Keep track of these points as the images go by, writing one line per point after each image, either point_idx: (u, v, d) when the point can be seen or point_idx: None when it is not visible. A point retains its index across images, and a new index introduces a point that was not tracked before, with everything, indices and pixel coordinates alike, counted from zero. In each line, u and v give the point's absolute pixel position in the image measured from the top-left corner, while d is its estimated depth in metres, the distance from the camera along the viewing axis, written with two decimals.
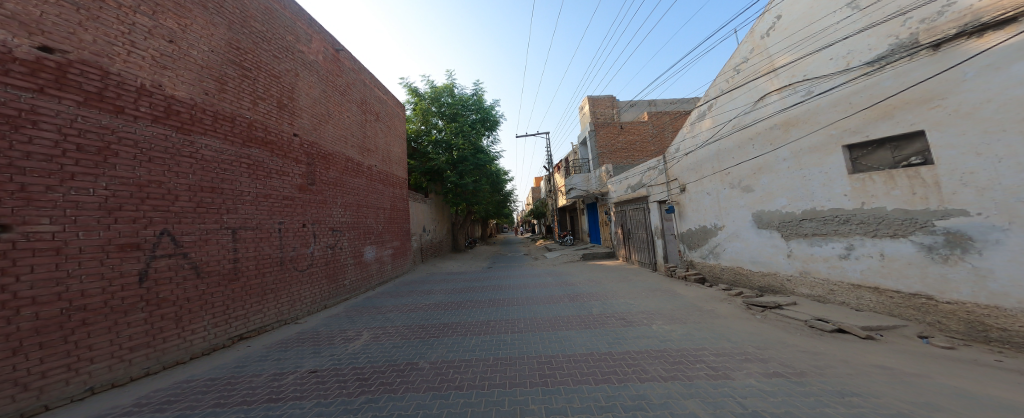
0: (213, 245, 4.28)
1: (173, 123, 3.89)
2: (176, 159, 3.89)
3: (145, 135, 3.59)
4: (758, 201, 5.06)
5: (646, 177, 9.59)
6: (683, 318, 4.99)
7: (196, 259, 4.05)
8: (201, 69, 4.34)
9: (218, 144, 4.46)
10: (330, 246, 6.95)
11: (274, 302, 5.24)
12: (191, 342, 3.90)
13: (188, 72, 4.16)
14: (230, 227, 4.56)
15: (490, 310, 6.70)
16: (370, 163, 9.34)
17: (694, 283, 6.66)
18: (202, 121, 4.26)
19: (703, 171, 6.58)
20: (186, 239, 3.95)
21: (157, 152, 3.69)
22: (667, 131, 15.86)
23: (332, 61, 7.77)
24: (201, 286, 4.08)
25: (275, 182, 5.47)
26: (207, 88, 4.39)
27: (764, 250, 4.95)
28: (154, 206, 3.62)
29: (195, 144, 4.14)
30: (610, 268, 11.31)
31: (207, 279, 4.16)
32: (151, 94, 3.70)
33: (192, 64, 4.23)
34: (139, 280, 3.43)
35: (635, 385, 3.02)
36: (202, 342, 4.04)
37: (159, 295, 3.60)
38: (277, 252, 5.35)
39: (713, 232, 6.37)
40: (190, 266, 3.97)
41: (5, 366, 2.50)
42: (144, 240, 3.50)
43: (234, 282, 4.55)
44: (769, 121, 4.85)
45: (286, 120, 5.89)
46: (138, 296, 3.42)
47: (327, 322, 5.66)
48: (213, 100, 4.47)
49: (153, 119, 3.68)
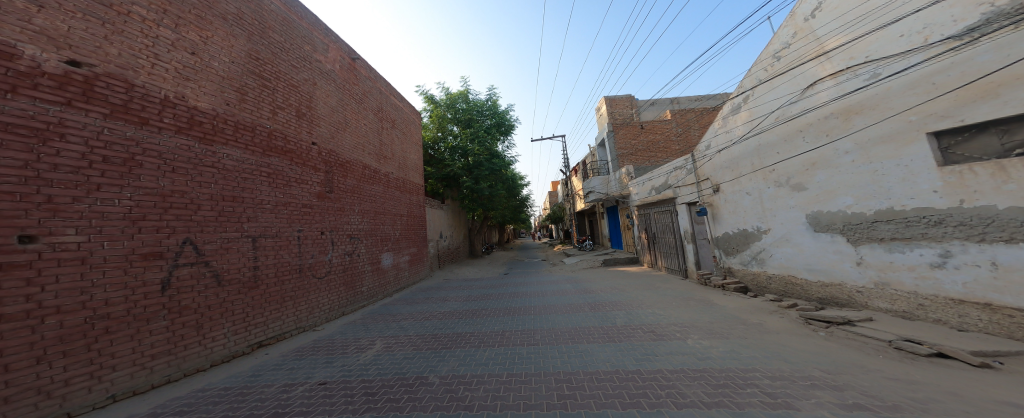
0: (234, 254, 4.16)
1: (196, 133, 3.81)
2: (199, 169, 3.80)
3: (169, 146, 3.51)
4: (814, 201, 4.46)
5: (672, 178, 9.00)
6: (722, 330, 4.41)
7: (218, 268, 3.93)
8: (223, 81, 4.28)
9: (238, 153, 4.38)
10: (348, 254, 6.82)
11: (294, 308, 5.09)
12: (212, 349, 3.75)
13: (210, 83, 4.09)
14: (251, 235, 4.44)
15: (505, 319, 6.33)
16: (386, 170, 9.27)
17: (734, 292, 6.05)
18: (224, 131, 4.18)
19: (740, 168, 5.99)
20: (208, 248, 3.83)
21: (180, 162, 3.60)
22: (691, 130, 15.10)
23: (349, 70, 7.76)
24: (223, 294, 3.95)
25: (294, 190, 5.38)
26: (228, 98, 4.33)
27: (826, 256, 4.35)
28: (177, 215, 3.52)
29: (217, 154, 4.05)
30: (634, 274, 10.70)
31: (228, 288, 4.03)
32: (174, 106, 3.61)
33: (214, 76, 4.17)
34: (162, 289, 3.31)
35: (671, 415, 2.35)
36: (222, 350, 3.88)
37: (181, 303, 3.47)
38: (296, 259, 5.22)
39: (755, 236, 5.77)
40: (212, 274, 3.85)
41: (28, 375, 2.37)
42: (167, 249, 3.39)
43: (254, 289, 4.41)
44: (822, 111, 4.27)
45: (305, 129, 5.83)
46: (160, 304, 3.28)
47: (344, 329, 5.49)
48: (234, 110, 4.40)
49: (176, 130, 3.59)
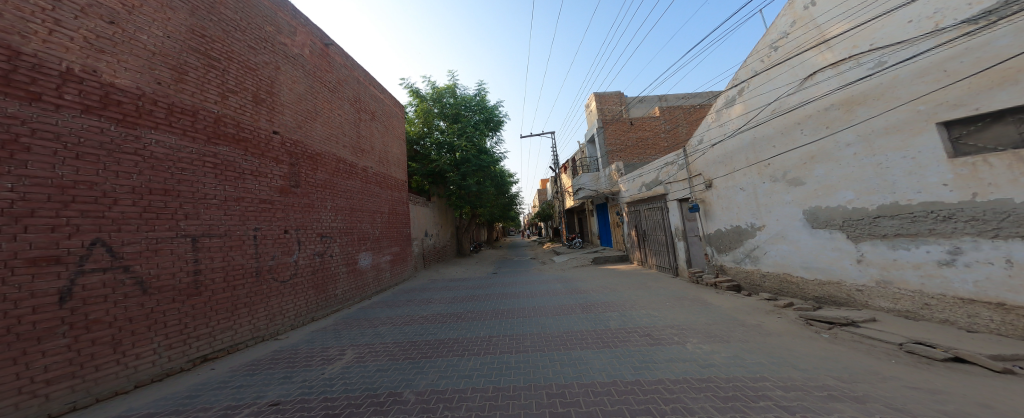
0: (165, 255, 3.64)
1: (113, 115, 3.31)
2: (117, 158, 3.31)
3: (72, 127, 3.01)
4: (812, 196, 4.28)
5: (664, 174, 8.82)
6: (721, 334, 4.27)
7: (141, 273, 3.41)
8: (154, 56, 3.80)
9: (173, 140, 3.87)
10: (318, 254, 6.34)
11: (248, 317, 4.62)
12: (136, 368, 3.25)
13: (135, 57, 3.60)
14: (190, 235, 3.94)
15: (493, 323, 5.99)
16: (364, 164, 8.80)
17: (727, 291, 5.91)
18: (152, 114, 3.69)
19: (734, 163, 5.82)
20: (127, 250, 3.31)
21: (88, 147, 3.09)
22: (681, 127, 15.00)
23: (320, 56, 7.40)
24: (150, 303, 3.44)
25: (250, 184, 4.90)
26: (160, 77, 3.84)
27: (824, 254, 4.18)
28: (82, 211, 3.01)
29: (142, 140, 3.55)
30: (624, 272, 10.54)
31: (157, 296, 3.52)
32: (80, 80, 3.11)
33: (141, 50, 3.68)
34: (60, 300, 2.81)
35: None
36: (151, 367, 3.39)
37: (89, 317, 2.95)
38: (251, 261, 4.75)
39: (749, 233, 5.60)
40: (134, 281, 3.33)
41: None
42: (67, 252, 2.89)
43: (194, 297, 3.91)
44: (822, 102, 4.09)
45: (264, 116, 5.42)
46: (58, 318, 2.77)
47: (311, 337, 5.05)
48: (167, 91, 3.92)
49: (83, 109, 3.09)
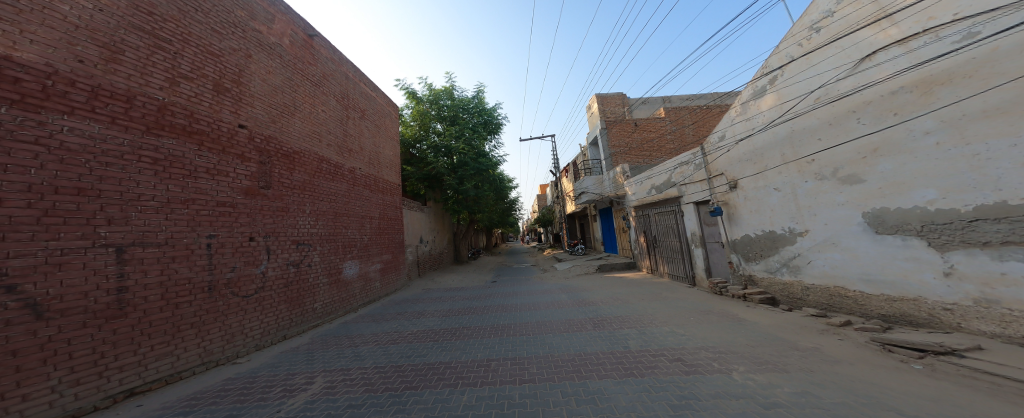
0: (74, 269, 3.02)
1: (5, 95, 2.74)
2: (6, 147, 2.71)
3: None
4: (873, 195, 3.63)
5: (677, 174, 8.24)
6: (774, 362, 3.56)
7: (35, 294, 2.77)
8: (78, 30, 3.25)
9: (95, 128, 3.29)
10: (292, 264, 5.72)
11: (194, 340, 3.98)
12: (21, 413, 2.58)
13: (47, 30, 3.04)
14: (113, 244, 3.32)
15: (492, 342, 5.23)
16: (351, 165, 8.19)
17: (760, 305, 5.27)
18: (67, 96, 3.12)
19: (764, 160, 5.22)
20: (14, 264, 2.68)
21: None
22: (687, 129, 14.48)
23: (304, 47, 6.95)
24: (47, 330, 2.79)
25: (203, 183, 4.32)
26: (83, 54, 3.27)
27: (893, 265, 3.54)
28: None
29: (48, 127, 2.97)
30: (634, 281, 9.84)
31: (58, 321, 2.86)
32: None
33: (59, 22, 3.13)
34: None
35: None
36: (47, 410, 2.72)
37: None
38: (200, 275, 4.13)
39: (785, 238, 4.95)
40: (21, 304, 2.68)
41: None
42: None
43: (116, 318, 3.25)
44: (888, 84, 3.49)
45: (228, 108, 4.89)
46: None
47: (276, 360, 4.40)
48: (93, 72, 3.34)
49: None
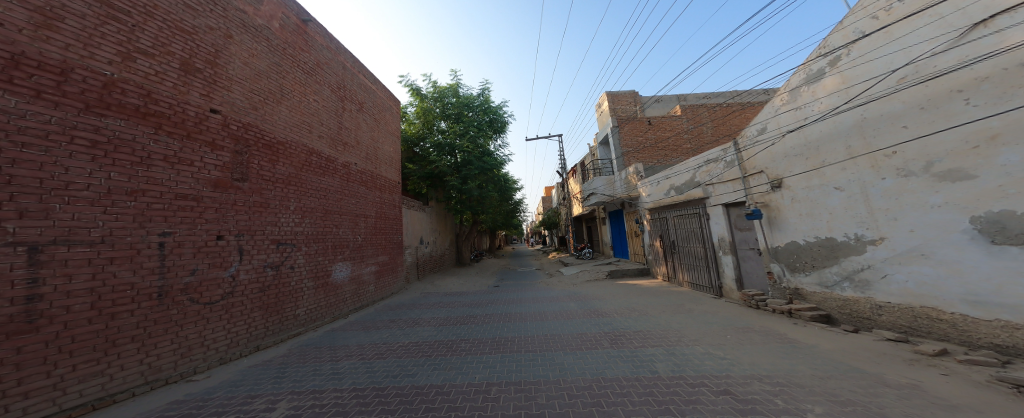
0: None
1: None
2: None
3: None
4: (992, 194, 2.90)
5: (703, 173, 7.48)
6: (857, 401, 2.61)
7: None
8: None
9: (11, 102, 2.65)
10: (269, 266, 5.11)
11: (137, 355, 3.29)
12: None
13: None
14: (25, 242, 2.66)
15: (494, 361, 4.48)
16: (345, 160, 7.55)
17: (812, 323, 4.51)
18: None
19: (820, 155, 4.50)
20: None
21: None
22: (705, 127, 13.69)
23: (296, 33, 6.34)
24: None
25: (158, 172, 3.62)
26: (5, 17, 2.68)
27: (1013, 285, 2.80)
28: None
29: None
30: (650, 289, 9.07)
31: None
32: None
33: None
34: None
35: None
36: None
37: None
38: (149, 279, 3.44)
39: (848, 247, 4.19)
40: None
41: None
42: None
43: (22, 334, 2.56)
44: (1012, 55, 2.80)
45: (198, 90, 4.22)
46: None
47: (240, 377, 3.84)
48: (16, 37, 2.73)
49: None
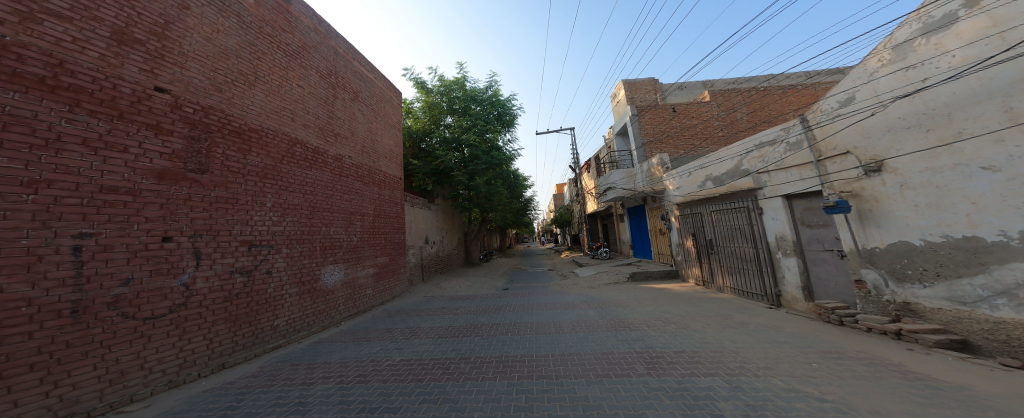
0: None
1: None
2: None
3: None
4: None
5: (755, 159, 6.30)
6: None
7: None
8: None
9: None
10: (239, 271, 4.42)
11: (43, 388, 2.60)
12: None
13: None
14: None
15: (499, 392, 3.45)
16: (335, 152, 6.72)
17: (937, 351, 3.35)
18: None
19: (951, 124, 3.35)
20: None
21: None
22: (739, 113, 12.23)
23: (276, 11, 5.59)
24: None
25: (72, 158, 2.93)
26: None
27: None
28: None
29: None
30: (681, 295, 7.97)
31: None
32: None
33: None
34: None
35: None
36: None
37: None
38: (57, 291, 2.77)
39: (1007, 246, 3.04)
40: None
41: None
42: None
43: None
44: None
45: (138, 64, 3.51)
46: None
47: (186, 407, 3.01)
48: None
49: None
